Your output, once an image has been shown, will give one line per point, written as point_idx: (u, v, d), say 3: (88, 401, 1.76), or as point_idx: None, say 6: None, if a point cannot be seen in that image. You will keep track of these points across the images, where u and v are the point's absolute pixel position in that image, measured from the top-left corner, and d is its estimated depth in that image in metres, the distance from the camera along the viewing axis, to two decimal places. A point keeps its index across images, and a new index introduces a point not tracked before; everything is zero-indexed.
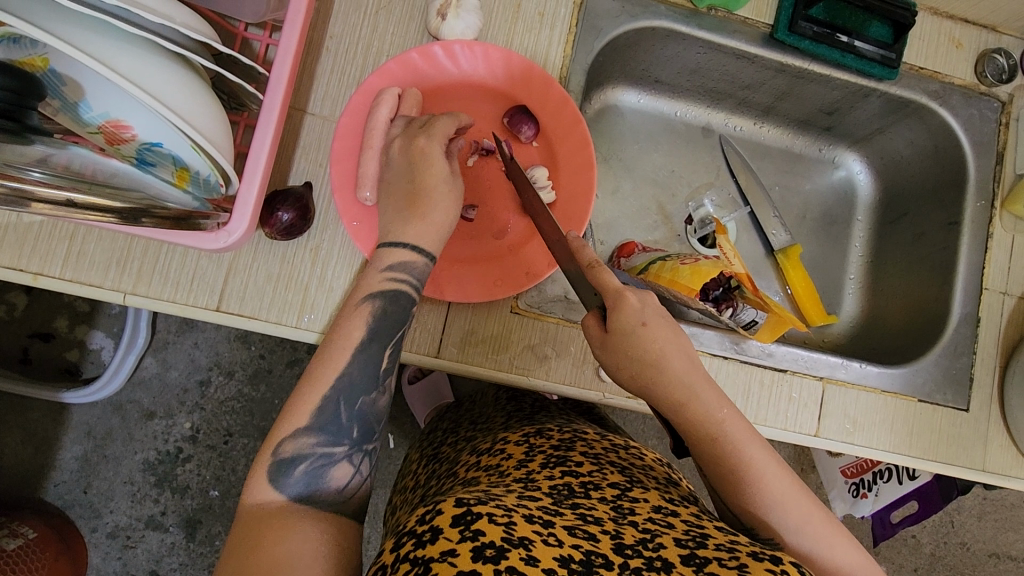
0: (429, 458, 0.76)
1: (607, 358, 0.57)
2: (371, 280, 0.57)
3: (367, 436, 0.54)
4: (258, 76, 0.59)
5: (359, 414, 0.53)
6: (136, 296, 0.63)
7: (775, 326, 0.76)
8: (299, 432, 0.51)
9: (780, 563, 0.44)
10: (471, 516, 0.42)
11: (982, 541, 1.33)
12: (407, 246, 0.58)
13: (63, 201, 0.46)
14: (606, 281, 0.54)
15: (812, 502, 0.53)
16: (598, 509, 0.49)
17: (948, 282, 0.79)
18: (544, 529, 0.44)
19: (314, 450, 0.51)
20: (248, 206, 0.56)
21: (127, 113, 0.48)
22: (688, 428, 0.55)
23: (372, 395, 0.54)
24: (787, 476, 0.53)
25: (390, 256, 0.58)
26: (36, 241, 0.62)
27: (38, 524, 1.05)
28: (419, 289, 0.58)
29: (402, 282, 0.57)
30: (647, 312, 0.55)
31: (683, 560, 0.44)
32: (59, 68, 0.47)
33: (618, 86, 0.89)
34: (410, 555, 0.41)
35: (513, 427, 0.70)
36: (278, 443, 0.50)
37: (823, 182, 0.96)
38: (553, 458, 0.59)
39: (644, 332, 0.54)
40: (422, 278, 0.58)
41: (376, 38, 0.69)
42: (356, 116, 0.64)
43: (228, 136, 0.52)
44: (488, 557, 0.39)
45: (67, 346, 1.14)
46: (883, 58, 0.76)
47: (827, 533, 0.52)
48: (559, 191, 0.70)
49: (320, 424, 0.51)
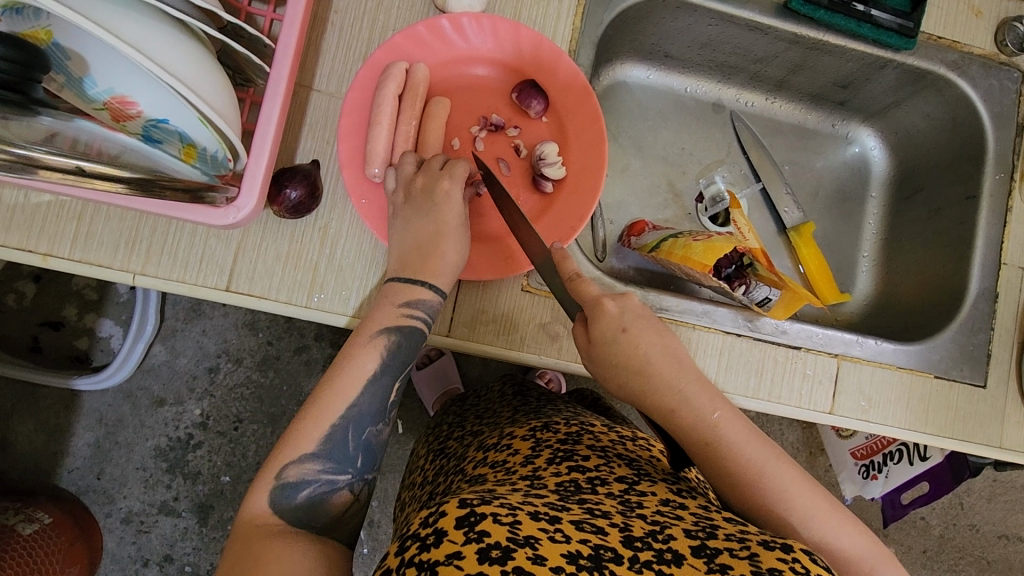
0: (435, 453, 0.75)
1: (597, 370, 0.59)
2: (387, 314, 0.57)
3: (369, 466, 0.55)
4: (263, 50, 0.58)
5: (365, 443, 0.54)
6: (144, 277, 0.62)
7: (790, 303, 0.75)
8: (304, 457, 0.51)
9: (790, 551, 0.43)
10: (475, 517, 0.42)
11: (992, 523, 1.32)
12: (422, 282, 0.59)
13: (73, 168, 0.49)
14: (586, 292, 0.57)
15: (817, 494, 0.52)
16: (606, 503, 0.49)
17: (965, 256, 0.78)
18: (551, 526, 0.43)
19: (317, 477, 0.51)
20: (258, 182, 0.55)
21: (133, 88, 0.47)
22: (693, 435, 0.54)
23: (379, 426, 0.55)
24: (791, 470, 0.52)
25: (403, 288, 0.58)
26: (43, 222, 0.61)
27: (53, 510, 1.06)
28: (428, 322, 0.59)
29: (413, 317, 0.58)
30: (627, 317, 0.57)
31: (694, 552, 0.43)
32: (62, 41, 0.45)
33: (627, 62, 0.87)
34: (416, 559, 0.41)
35: (521, 422, 0.69)
36: (283, 467, 0.50)
37: (837, 158, 0.94)
38: (560, 452, 0.59)
39: (627, 336, 0.56)
40: (430, 312, 0.59)
41: (381, 13, 0.67)
42: (363, 92, 0.63)
43: (235, 109, 0.52)
44: (494, 558, 0.39)
45: (77, 334, 1.14)
46: (900, 28, 0.74)
47: (832, 517, 0.51)
48: (569, 167, 0.68)
49: (327, 451, 0.52)
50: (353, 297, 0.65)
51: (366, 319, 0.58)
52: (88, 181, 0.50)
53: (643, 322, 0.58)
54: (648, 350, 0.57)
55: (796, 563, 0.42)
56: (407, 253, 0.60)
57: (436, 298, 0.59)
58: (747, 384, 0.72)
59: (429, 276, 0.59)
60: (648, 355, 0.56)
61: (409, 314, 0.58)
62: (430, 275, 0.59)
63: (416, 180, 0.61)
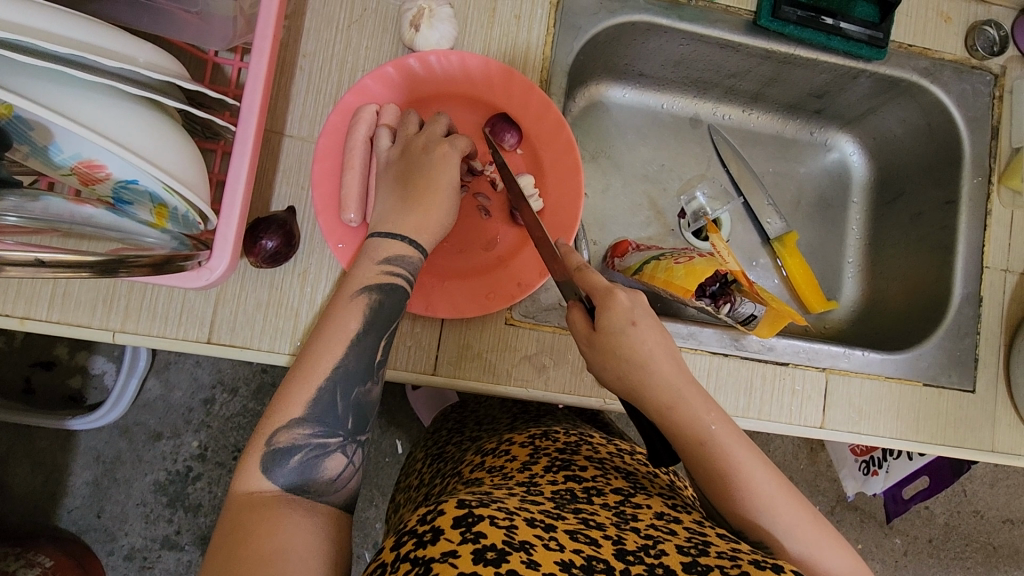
0: (433, 457, 0.76)
1: (592, 355, 0.57)
2: (366, 271, 0.56)
3: (360, 427, 0.53)
4: (231, 104, 0.58)
5: (355, 403, 0.52)
6: (125, 334, 0.62)
7: (773, 321, 0.73)
8: (293, 422, 0.50)
9: (780, 572, 0.43)
10: (473, 518, 0.42)
11: (995, 508, 1.32)
12: (402, 237, 0.58)
13: (32, 262, 0.38)
14: (593, 281, 0.56)
15: (801, 505, 0.52)
16: (601, 515, 0.49)
17: (948, 261, 0.78)
18: (545, 533, 0.44)
19: (308, 442, 0.50)
20: (229, 241, 0.54)
21: (99, 153, 0.46)
22: (689, 427, 0.54)
23: (366, 386, 0.53)
24: (775, 478, 0.52)
25: (382, 245, 0.57)
26: (19, 285, 0.61)
27: (54, 552, 1.06)
28: (411, 280, 0.57)
29: (395, 275, 0.56)
30: (637, 311, 0.56)
31: (684, 567, 0.43)
32: (23, 114, 0.44)
33: (603, 82, 0.87)
34: (411, 555, 0.41)
35: (519, 429, 0.71)
36: (273, 433, 0.49)
37: (818, 165, 0.94)
38: (557, 462, 0.60)
39: (635, 331, 0.55)
40: (411, 269, 0.57)
41: (350, 54, 0.67)
42: (336, 135, 0.63)
43: (203, 173, 0.51)
44: (489, 560, 0.39)
45: (70, 373, 1.14)
46: (870, 39, 0.74)
47: (813, 535, 0.51)
48: (547, 199, 0.68)
49: (315, 415, 0.50)
50: None
51: (348, 274, 0.56)
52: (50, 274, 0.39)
53: (647, 317, 0.56)
54: (653, 347, 0.55)
55: None
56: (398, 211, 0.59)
57: (415, 255, 0.58)
58: (736, 403, 0.72)
59: None
60: (651, 352, 0.55)
61: (392, 273, 0.56)
62: None
63: (415, 141, 0.62)
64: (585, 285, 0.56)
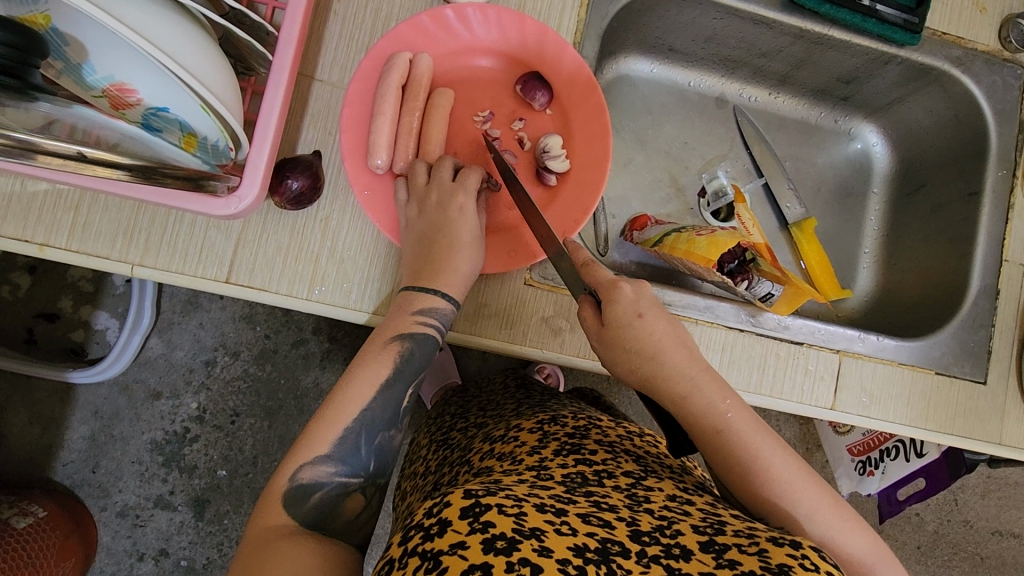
0: (438, 443, 0.75)
1: (605, 354, 0.59)
2: (399, 321, 0.58)
3: (381, 471, 0.55)
4: (266, 39, 0.58)
5: (377, 448, 0.54)
6: (143, 268, 0.62)
7: (792, 299, 0.75)
8: (318, 459, 0.51)
9: (799, 548, 0.43)
10: (480, 508, 0.41)
11: (985, 519, 1.33)
12: (434, 291, 0.59)
13: (74, 154, 0.48)
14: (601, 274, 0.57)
15: (822, 489, 0.52)
16: (613, 497, 0.49)
17: (967, 253, 0.78)
18: (557, 518, 0.43)
19: (331, 480, 0.51)
20: (259, 171, 0.54)
21: (134, 74, 0.46)
22: (709, 419, 0.54)
23: (391, 432, 0.55)
24: (794, 463, 0.53)
25: (417, 297, 0.59)
26: (41, 211, 0.60)
27: (47, 503, 1.05)
28: (441, 332, 0.59)
29: (428, 325, 0.58)
30: (643, 303, 0.57)
31: (703, 547, 0.44)
32: (60, 26, 0.44)
33: (631, 55, 0.87)
34: (418, 549, 0.40)
35: (526, 414, 0.69)
36: (298, 468, 0.50)
37: (840, 154, 0.94)
38: (568, 445, 0.59)
39: (642, 323, 0.57)
40: (443, 321, 0.59)
41: (385, 2, 0.67)
42: (366, 82, 0.63)
43: (237, 97, 0.51)
44: (499, 549, 0.39)
45: (72, 327, 1.13)
46: (905, 23, 0.74)
47: (836, 522, 0.51)
48: (573, 160, 0.68)
49: (339, 455, 0.52)
50: (354, 289, 0.65)
51: (384, 322, 0.58)
52: (88, 168, 0.48)
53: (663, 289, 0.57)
54: (661, 337, 0.57)
55: (808, 559, 0.42)
56: (419, 265, 0.60)
57: (447, 306, 0.59)
58: (748, 379, 0.71)
59: (441, 285, 0.59)
60: (660, 342, 0.57)
61: (423, 322, 0.58)
62: (441, 283, 0.59)
63: (425, 195, 0.61)
64: (590, 278, 0.58)
